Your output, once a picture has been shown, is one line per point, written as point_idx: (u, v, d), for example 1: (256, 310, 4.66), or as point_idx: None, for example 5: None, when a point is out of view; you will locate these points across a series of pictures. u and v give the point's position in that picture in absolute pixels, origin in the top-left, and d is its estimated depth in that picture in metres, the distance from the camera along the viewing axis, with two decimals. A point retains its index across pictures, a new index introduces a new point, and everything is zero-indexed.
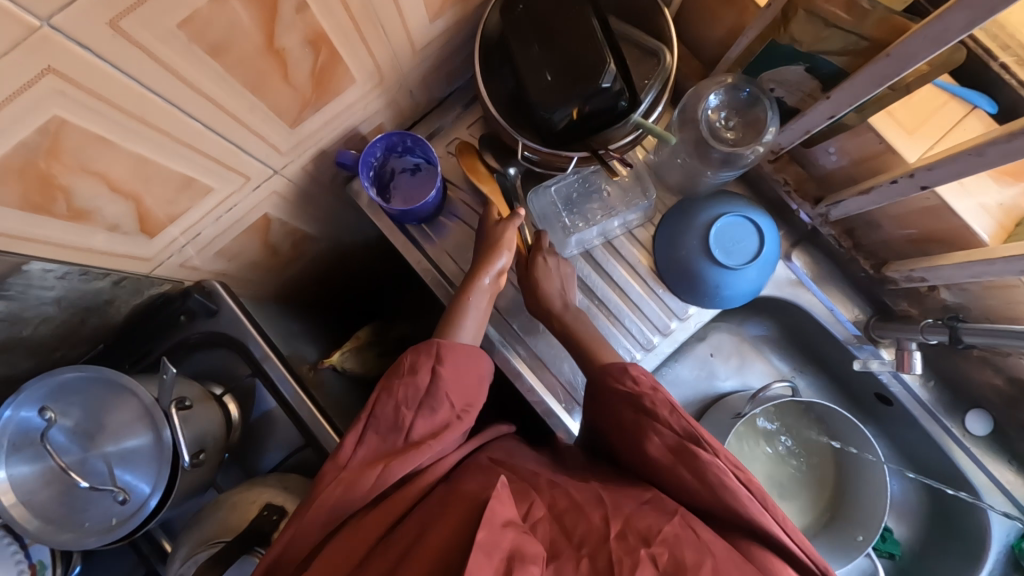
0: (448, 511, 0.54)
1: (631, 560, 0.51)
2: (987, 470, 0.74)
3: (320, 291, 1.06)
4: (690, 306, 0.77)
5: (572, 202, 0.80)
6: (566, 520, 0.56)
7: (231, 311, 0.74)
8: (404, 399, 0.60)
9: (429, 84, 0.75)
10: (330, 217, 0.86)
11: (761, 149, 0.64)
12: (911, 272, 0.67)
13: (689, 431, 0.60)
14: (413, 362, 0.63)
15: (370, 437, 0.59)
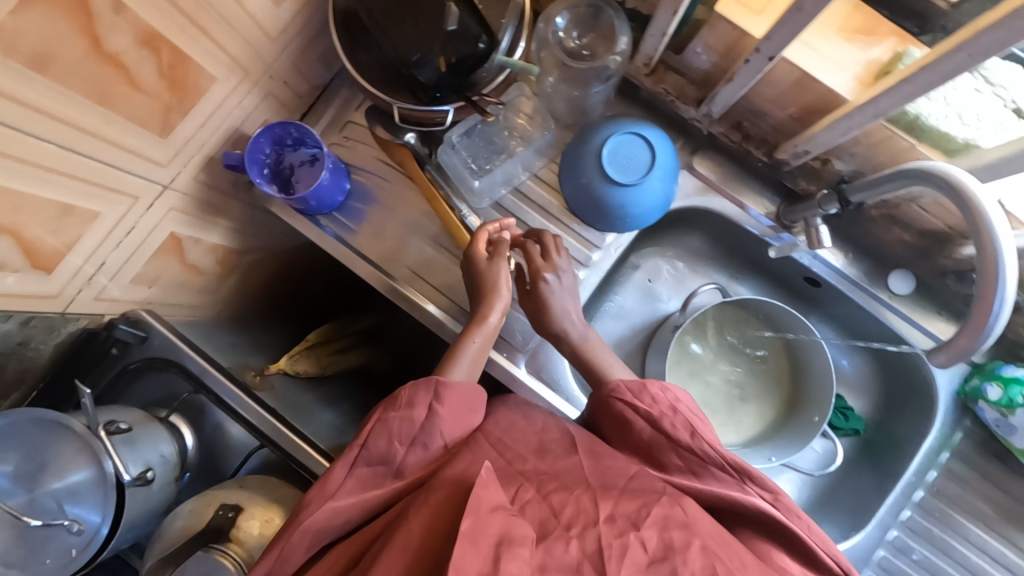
0: (427, 509, 0.51)
1: (623, 543, 0.49)
2: (920, 325, 0.75)
3: (266, 305, 1.07)
4: (608, 235, 0.79)
5: (473, 151, 0.80)
6: (555, 501, 0.53)
7: (161, 335, 0.75)
8: (397, 433, 0.58)
9: (306, 73, 0.76)
10: (245, 225, 0.87)
11: (618, 59, 0.71)
12: (795, 149, 0.69)
13: (698, 438, 0.59)
14: (410, 397, 0.61)
15: (359, 472, 0.57)
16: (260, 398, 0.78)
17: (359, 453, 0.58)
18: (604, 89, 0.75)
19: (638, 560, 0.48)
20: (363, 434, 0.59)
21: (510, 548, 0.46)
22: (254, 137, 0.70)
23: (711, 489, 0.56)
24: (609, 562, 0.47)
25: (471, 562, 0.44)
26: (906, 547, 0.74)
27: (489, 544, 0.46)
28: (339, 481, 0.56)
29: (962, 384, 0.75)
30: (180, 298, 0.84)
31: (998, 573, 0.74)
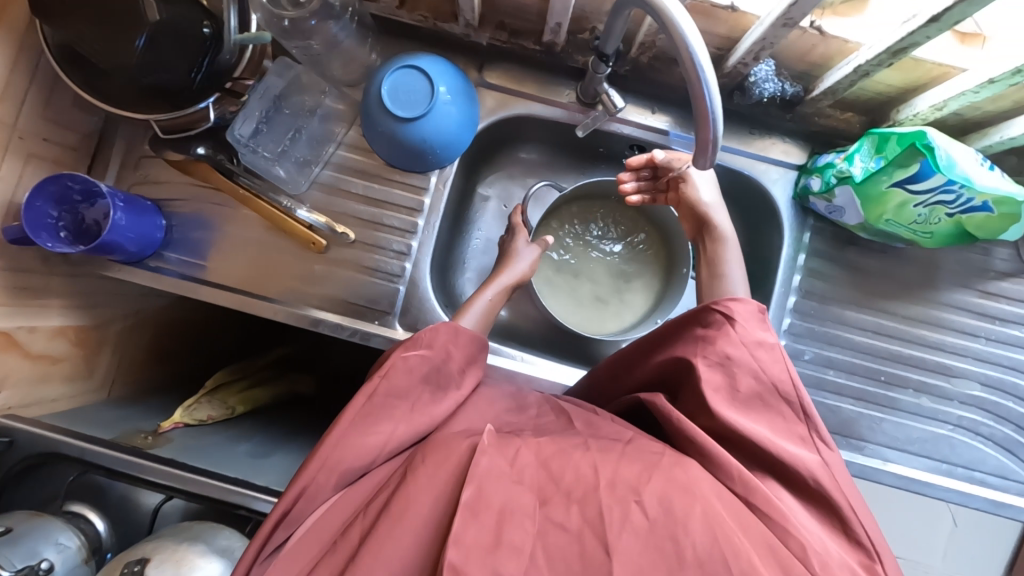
0: (429, 466, 0.49)
1: (621, 505, 0.44)
2: (738, 150, 0.79)
3: (170, 373, 1.00)
4: (431, 175, 0.80)
5: (260, 138, 0.76)
6: (554, 463, 0.49)
7: (27, 433, 0.70)
8: (416, 365, 0.58)
9: (65, 123, 0.72)
10: (88, 298, 0.81)
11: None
12: (551, 26, 0.71)
13: (751, 353, 0.54)
14: (431, 337, 0.60)
15: (377, 401, 0.55)
16: (156, 455, 0.72)
17: (379, 383, 0.55)
18: (342, 28, 0.73)
19: (636, 525, 0.43)
20: (382, 366, 0.57)
21: (512, 518, 0.44)
22: (26, 204, 0.65)
23: (762, 436, 0.50)
24: (608, 522, 0.43)
25: (473, 537, 0.42)
26: (797, 352, 0.78)
27: (491, 517, 0.44)
28: (360, 414, 0.54)
29: (795, 188, 0.79)
30: (49, 394, 0.76)
31: (883, 341, 0.79)
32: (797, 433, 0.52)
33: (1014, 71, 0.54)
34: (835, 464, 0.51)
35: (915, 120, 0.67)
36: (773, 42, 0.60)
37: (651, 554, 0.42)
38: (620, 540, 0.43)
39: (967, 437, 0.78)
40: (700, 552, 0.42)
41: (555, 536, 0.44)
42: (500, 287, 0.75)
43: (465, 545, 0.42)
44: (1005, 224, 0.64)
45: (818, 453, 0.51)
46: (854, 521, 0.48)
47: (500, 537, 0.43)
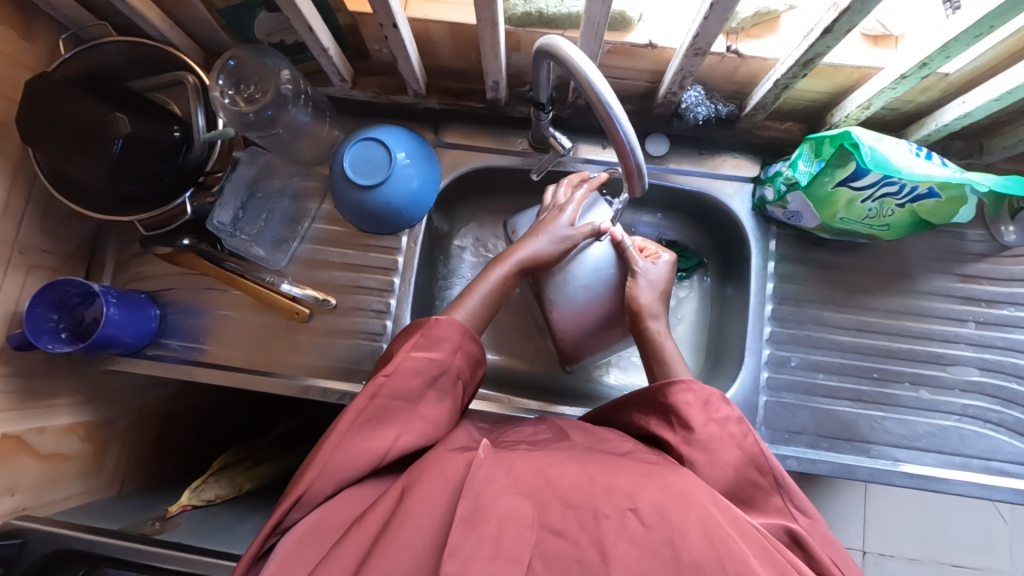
0: (427, 483, 0.46)
1: (617, 516, 0.42)
2: (690, 170, 0.81)
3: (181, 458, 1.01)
4: (402, 236, 0.84)
5: (239, 224, 0.79)
6: (549, 472, 0.46)
7: (39, 532, 0.67)
8: (419, 369, 0.56)
9: (61, 233, 0.78)
10: (96, 393, 0.84)
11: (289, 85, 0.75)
12: (489, 85, 0.76)
13: (722, 427, 0.54)
14: (437, 336, 0.58)
15: (378, 405, 0.53)
16: (166, 539, 0.70)
17: (382, 386, 0.54)
18: (304, 113, 0.79)
19: (634, 534, 0.41)
20: (388, 366, 0.56)
21: (509, 530, 0.41)
22: (27, 312, 0.70)
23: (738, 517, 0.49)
24: (604, 530, 0.41)
25: (471, 552, 0.40)
26: (782, 359, 0.78)
27: (491, 528, 0.41)
28: (364, 416, 0.53)
29: (752, 200, 0.81)
30: (62, 491, 0.77)
31: (868, 338, 0.78)
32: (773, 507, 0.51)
33: (920, 64, 0.57)
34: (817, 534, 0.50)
35: (848, 121, 0.70)
36: (691, 71, 0.65)
37: (649, 561, 0.40)
38: (618, 548, 0.40)
39: (976, 426, 0.75)
40: (698, 555, 0.39)
41: (554, 544, 0.41)
42: (514, 264, 0.69)
43: (465, 557, 0.40)
44: (957, 206, 0.64)
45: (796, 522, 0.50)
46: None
47: (498, 547, 0.41)
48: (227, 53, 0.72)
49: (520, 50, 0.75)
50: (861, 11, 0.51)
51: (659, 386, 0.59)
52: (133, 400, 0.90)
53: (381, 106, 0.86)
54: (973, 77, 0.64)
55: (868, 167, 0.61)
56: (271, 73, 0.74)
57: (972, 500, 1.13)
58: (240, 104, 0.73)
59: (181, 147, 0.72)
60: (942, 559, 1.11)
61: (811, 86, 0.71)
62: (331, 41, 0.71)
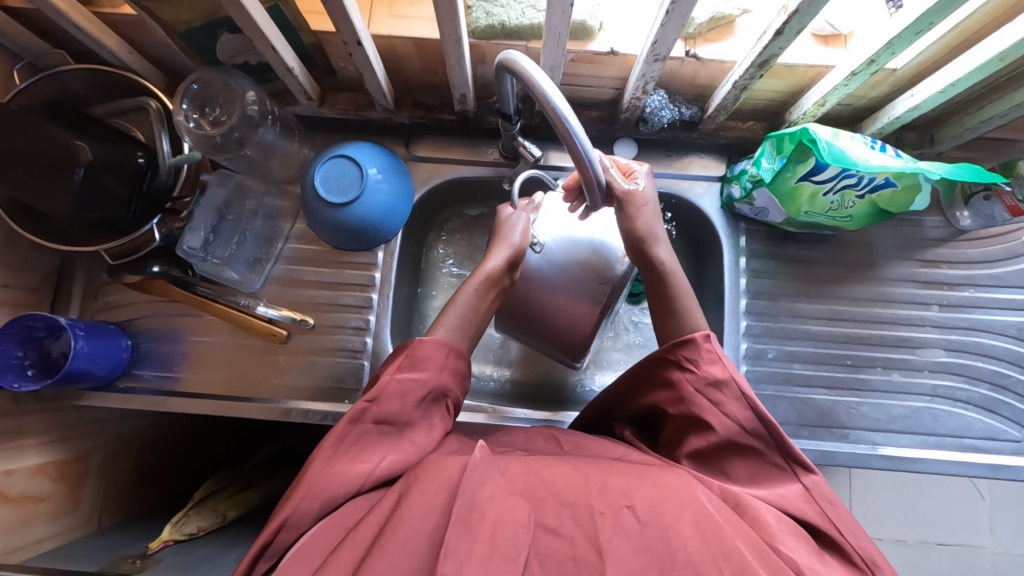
0: (422, 487, 0.45)
1: (611, 512, 0.42)
2: (659, 173, 0.83)
3: (160, 491, 0.98)
4: (378, 251, 0.83)
5: (211, 247, 0.78)
6: (544, 472, 0.46)
7: None
8: (407, 391, 0.55)
9: (23, 267, 0.76)
10: (68, 430, 0.81)
11: (256, 106, 0.75)
12: (457, 98, 0.77)
13: (713, 395, 0.55)
14: (425, 353, 0.57)
15: (364, 429, 0.53)
16: None
17: (370, 409, 0.53)
18: (271, 133, 0.79)
19: (628, 530, 0.41)
20: (372, 390, 0.55)
21: (504, 530, 0.41)
22: None
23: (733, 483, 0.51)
24: (600, 527, 0.41)
25: (467, 553, 0.39)
26: (759, 352, 0.79)
27: (485, 529, 0.41)
28: (348, 442, 0.52)
29: (721, 198, 0.83)
30: (34, 534, 0.73)
31: (839, 327, 0.80)
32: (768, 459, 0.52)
33: (869, 60, 0.60)
34: (816, 486, 0.51)
35: (805, 118, 0.73)
36: (653, 76, 0.67)
37: (642, 557, 0.40)
38: (612, 543, 0.41)
39: (948, 405, 0.78)
40: (693, 554, 0.39)
41: (547, 541, 0.41)
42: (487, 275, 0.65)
43: (460, 559, 0.39)
44: (913, 195, 0.66)
45: (796, 480, 0.51)
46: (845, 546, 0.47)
47: (493, 548, 0.40)
48: (189, 77, 0.71)
49: (486, 62, 0.76)
50: (809, 13, 0.53)
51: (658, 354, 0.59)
52: (107, 435, 0.87)
53: (350, 124, 0.86)
54: (919, 71, 0.67)
55: (825, 160, 0.63)
56: (237, 94, 0.73)
57: (950, 479, 1.16)
58: (206, 127, 0.73)
59: (146, 172, 0.71)
60: (927, 539, 1.14)
61: (769, 86, 0.74)
62: (296, 61, 0.71)
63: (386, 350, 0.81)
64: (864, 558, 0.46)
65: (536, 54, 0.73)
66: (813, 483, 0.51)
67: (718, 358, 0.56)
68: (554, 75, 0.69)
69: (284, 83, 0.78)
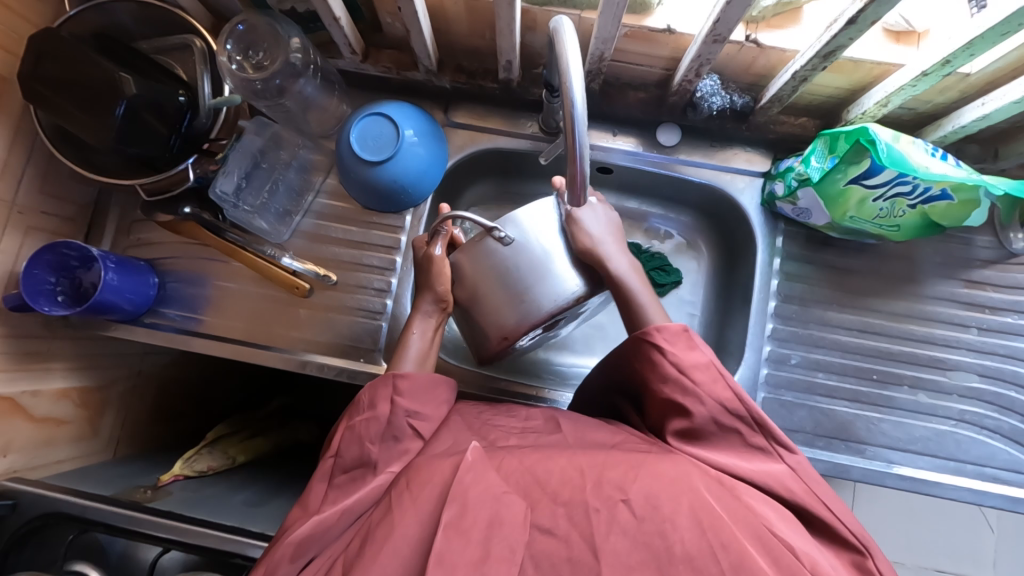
0: (416, 488, 0.44)
1: (607, 508, 0.41)
2: (701, 162, 0.81)
3: (175, 428, 1.00)
4: (406, 214, 0.83)
5: (243, 194, 0.78)
6: (538, 469, 0.45)
7: (32, 493, 0.67)
8: (365, 435, 0.54)
9: (62, 195, 0.77)
10: (94, 359, 0.83)
11: (300, 56, 0.74)
12: (503, 64, 0.75)
13: (693, 377, 0.53)
14: (371, 396, 0.57)
15: (339, 482, 0.53)
16: (158, 508, 0.70)
17: (334, 464, 0.54)
18: (312, 84, 0.78)
19: (625, 525, 0.40)
20: (333, 445, 0.55)
21: (500, 531, 0.41)
22: (25, 272, 0.69)
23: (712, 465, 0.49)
24: (596, 525, 0.40)
25: (460, 557, 0.39)
26: (782, 356, 0.77)
27: (479, 532, 0.40)
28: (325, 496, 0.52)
29: (762, 195, 0.80)
30: (55, 454, 0.76)
31: (869, 340, 0.78)
32: (754, 445, 0.51)
33: (943, 61, 0.56)
34: (801, 465, 0.50)
35: (864, 118, 0.69)
36: (709, 58, 0.64)
37: (641, 554, 0.39)
38: (609, 541, 0.40)
39: (973, 432, 0.75)
40: (689, 546, 0.39)
41: (543, 543, 0.41)
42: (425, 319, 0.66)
43: (452, 567, 0.38)
44: (970, 210, 0.63)
45: (783, 461, 0.50)
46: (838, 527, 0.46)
47: (488, 550, 0.39)
48: (236, 18, 0.70)
49: (536, 30, 0.74)
50: (888, 3, 0.50)
51: (632, 339, 0.58)
52: (129, 367, 0.89)
53: (390, 82, 0.84)
54: (995, 79, 0.63)
55: (884, 163, 0.60)
56: (282, 41, 0.72)
57: (960, 508, 1.13)
58: (249, 70, 0.73)
59: (186, 112, 0.70)
60: (927, 565, 1.12)
61: (829, 81, 0.70)
62: (344, 12, 0.70)
63: (405, 314, 0.81)
64: (856, 535, 0.45)
65: (589, 26, 0.70)
66: (801, 468, 0.50)
67: (695, 345, 0.55)
68: (605, 48, 0.67)
69: (329, 34, 0.77)
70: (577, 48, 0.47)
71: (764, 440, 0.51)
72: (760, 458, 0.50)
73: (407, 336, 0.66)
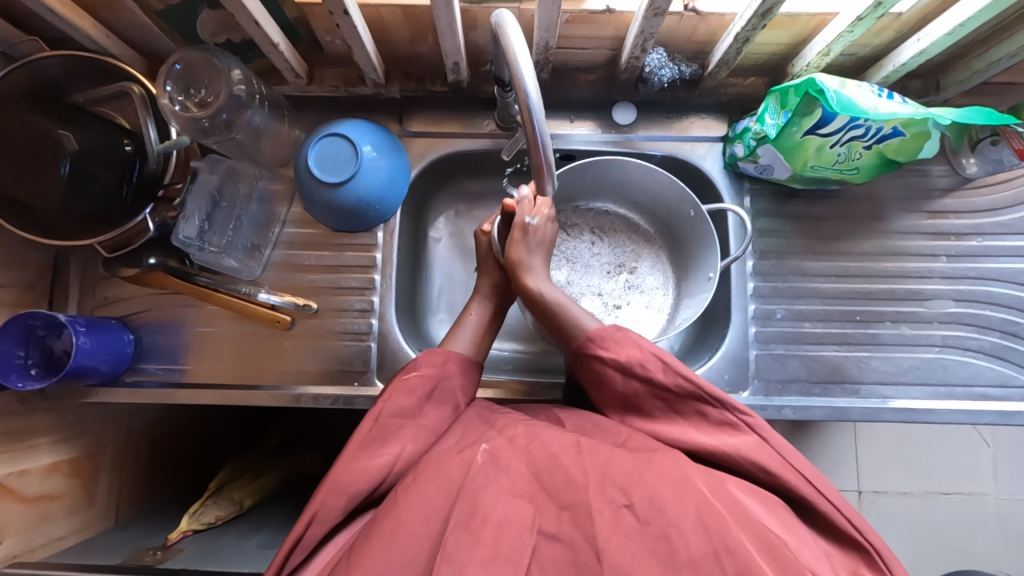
0: (420, 483, 0.46)
1: (611, 512, 0.43)
2: (658, 136, 0.82)
3: (174, 485, 0.98)
4: (377, 231, 0.82)
5: (207, 235, 0.75)
6: (545, 471, 0.46)
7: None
8: (414, 388, 0.57)
9: (17, 266, 0.74)
10: (81, 429, 0.81)
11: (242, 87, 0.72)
12: (450, 67, 0.74)
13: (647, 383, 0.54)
14: (423, 358, 0.60)
15: (385, 425, 0.54)
16: (169, 567, 0.67)
17: (382, 408, 0.55)
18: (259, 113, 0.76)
19: (628, 529, 0.43)
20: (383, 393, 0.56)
21: (508, 531, 0.42)
22: None
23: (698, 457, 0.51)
24: (597, 528, 0.43)
25: (470, 556, 0.41)
26: (768, 313, 0.79)
27: (489, 532, 0.42)
28: (366, 440, 0.53)
29: (724, 158, 0.81)
30: (53, 531, 0.74)
31: (845, 284, 0.80)
32: (717, 423, 0.52)
33: (875, 4, 0.57)
34: (768, 434, 0.50)
35: (809, 69, 0.71)
36: (652, 32, 0.64)
37: (646, 558, 0.41)
38: (612, 545, 0.42)
39: (957, 355, 0.77)
40: (693, 552, 0.41)
41: (547, 548, 0.43)
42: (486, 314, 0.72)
43: (461, 562, 0.40)
44: (921, 142, 0.65)
45: (752, 432, 0.50)
46: (836, 517, 0.47)
47: (496, 550, 0.41)
48: (171, 57, 0.68)
49: (478, 28, 0.74)
50: None
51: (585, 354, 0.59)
52: (116, 431, 0.86)
53: (340, 101, 0.83)
54: (926, 15, 0.65)
55: (835, 109, 0.61)
56: (222, 72, 0.71)
57: (954, 429, 1.17)
58: (193, 109, 0.70)
59: (135, 160, 0.69)
60: (933, 489, 1.16)
61: (771, 38, 0.72)
62: (282, 36, 0.68)
63: (393, 331, 0.80)
64: (856, 526, 0.47)
65: (530, 16, 0.71)
66: (767, 432, 0.50)
67: (634, 340, 0.56)
68: (549, 36, 0.67)
69: (270, 61, 0.75)
70: (523, 39, 0.47)
71: (724, 415, 0.52)
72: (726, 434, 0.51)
73: (464, 319, 0.71)
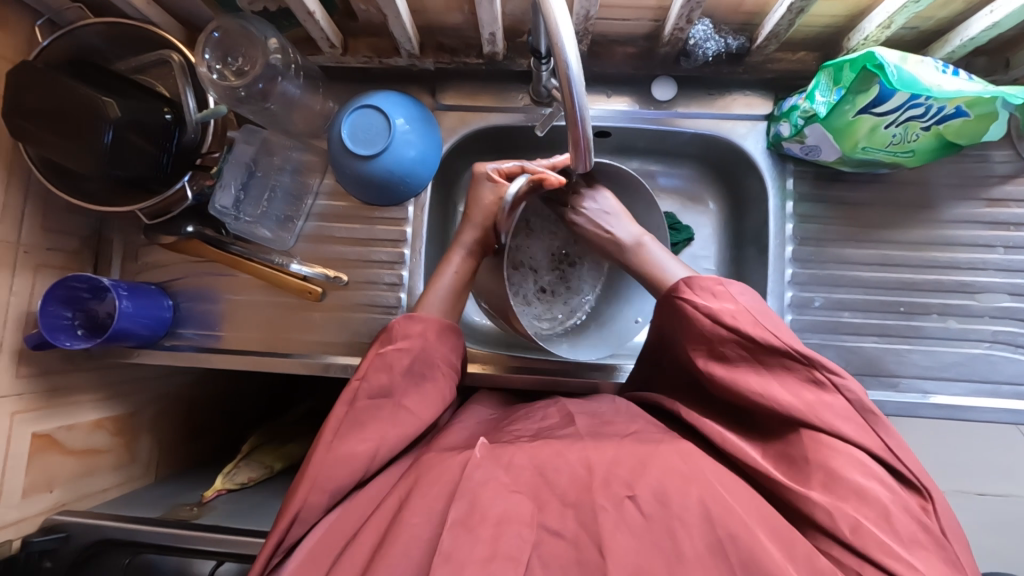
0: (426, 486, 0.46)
1: (614, 507, 0.43)
2: (697, 113, 0.79)
3: (208, 446, 1.02)
4: (408, 205, 0.82)
5: (242, 205, 0.78)
6: (548, 468, 0.46)
7: (80, 523, 0.68)
8: (391, 363, 0.56)
9: (64, 230, 0.77)
10: (123, 388, 0.84)
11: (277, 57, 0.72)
12: (486, 37, 0.73)
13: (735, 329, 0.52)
14: (403, 329, 0.58)
15: (361, 407, 0.54)
16: (203, 523, 0.70)
17: (357, 390, 0.54)
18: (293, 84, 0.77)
19: (632, 524, 0.42)
20: (360, 370, 0.56)
21: (507, 529, 0.42)
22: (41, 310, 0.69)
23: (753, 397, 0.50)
24: (601, 523, 0.42)
25: (470, 554, 0.41)
26: (805, 300, 0.76)
27: (487, 530, 0.42)
28: (346, 425, 0.53)
29: (767, 138, 0.78)
30: (98, 484, 0.78)
31: (890, 273, 0.76)
32: (802, 377, 0.49)
33: None
34: (853, 394, 0.48)
35: (866, 44, 0.66)
36: None
37: (649, 553, 0.41)
38: (613, 540, 0.42)
39: (1007, 352, 0.74)
40: (692, 548, 0.41)
41: (550, 545, 0.42)
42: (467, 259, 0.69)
43: (461, 562, 0.40)
44: (985, 124, 0.61)
45: (835, 391, 0.48)
46: (896, 464, 0.45)
47: (495, 549, 0.41)
48: (209, 25, 0.69)
49: None
50: None
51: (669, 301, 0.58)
52: (155, 392, 0.90)
53: (373, 72, 0.82)
54: None
55: (895, 86, 0.58)
56: (260, 42, 0.71)
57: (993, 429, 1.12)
58: (230, 78, 0.71)
59: (174, 129, 0.69)
60: (967, 489, 1.12)
61: (827, 9, 0.67)
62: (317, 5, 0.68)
63: None
64: (914, 474, 0.45)
65: None
66: (854, 394, 0.48)
67: (729, 294, 0.54)
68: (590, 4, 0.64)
69: (305, 30, 0.75)
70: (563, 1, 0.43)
71: (811, 372, 0.49)
72: (809, 390, 0.49)
73: (444, 270, 0.68)
